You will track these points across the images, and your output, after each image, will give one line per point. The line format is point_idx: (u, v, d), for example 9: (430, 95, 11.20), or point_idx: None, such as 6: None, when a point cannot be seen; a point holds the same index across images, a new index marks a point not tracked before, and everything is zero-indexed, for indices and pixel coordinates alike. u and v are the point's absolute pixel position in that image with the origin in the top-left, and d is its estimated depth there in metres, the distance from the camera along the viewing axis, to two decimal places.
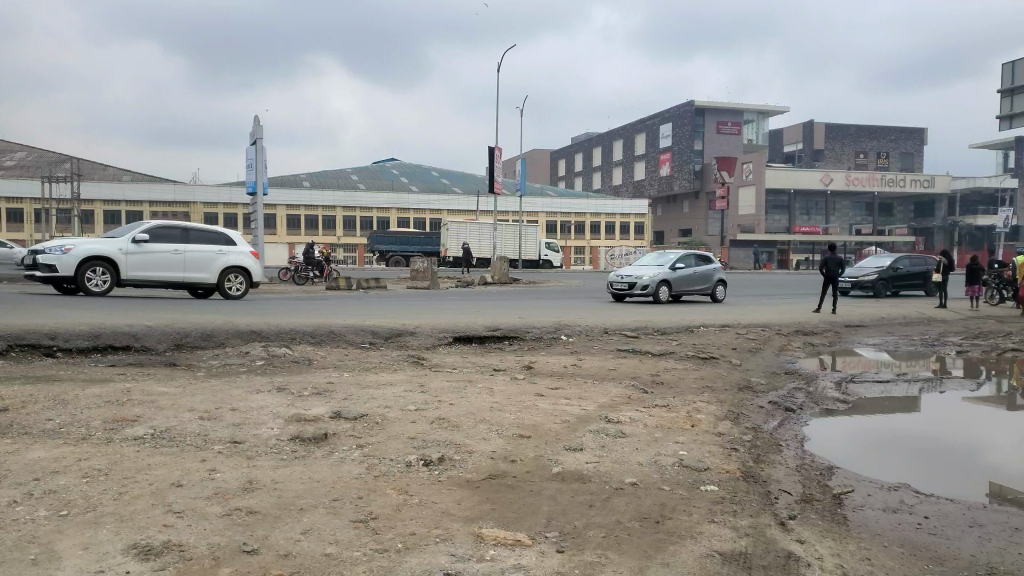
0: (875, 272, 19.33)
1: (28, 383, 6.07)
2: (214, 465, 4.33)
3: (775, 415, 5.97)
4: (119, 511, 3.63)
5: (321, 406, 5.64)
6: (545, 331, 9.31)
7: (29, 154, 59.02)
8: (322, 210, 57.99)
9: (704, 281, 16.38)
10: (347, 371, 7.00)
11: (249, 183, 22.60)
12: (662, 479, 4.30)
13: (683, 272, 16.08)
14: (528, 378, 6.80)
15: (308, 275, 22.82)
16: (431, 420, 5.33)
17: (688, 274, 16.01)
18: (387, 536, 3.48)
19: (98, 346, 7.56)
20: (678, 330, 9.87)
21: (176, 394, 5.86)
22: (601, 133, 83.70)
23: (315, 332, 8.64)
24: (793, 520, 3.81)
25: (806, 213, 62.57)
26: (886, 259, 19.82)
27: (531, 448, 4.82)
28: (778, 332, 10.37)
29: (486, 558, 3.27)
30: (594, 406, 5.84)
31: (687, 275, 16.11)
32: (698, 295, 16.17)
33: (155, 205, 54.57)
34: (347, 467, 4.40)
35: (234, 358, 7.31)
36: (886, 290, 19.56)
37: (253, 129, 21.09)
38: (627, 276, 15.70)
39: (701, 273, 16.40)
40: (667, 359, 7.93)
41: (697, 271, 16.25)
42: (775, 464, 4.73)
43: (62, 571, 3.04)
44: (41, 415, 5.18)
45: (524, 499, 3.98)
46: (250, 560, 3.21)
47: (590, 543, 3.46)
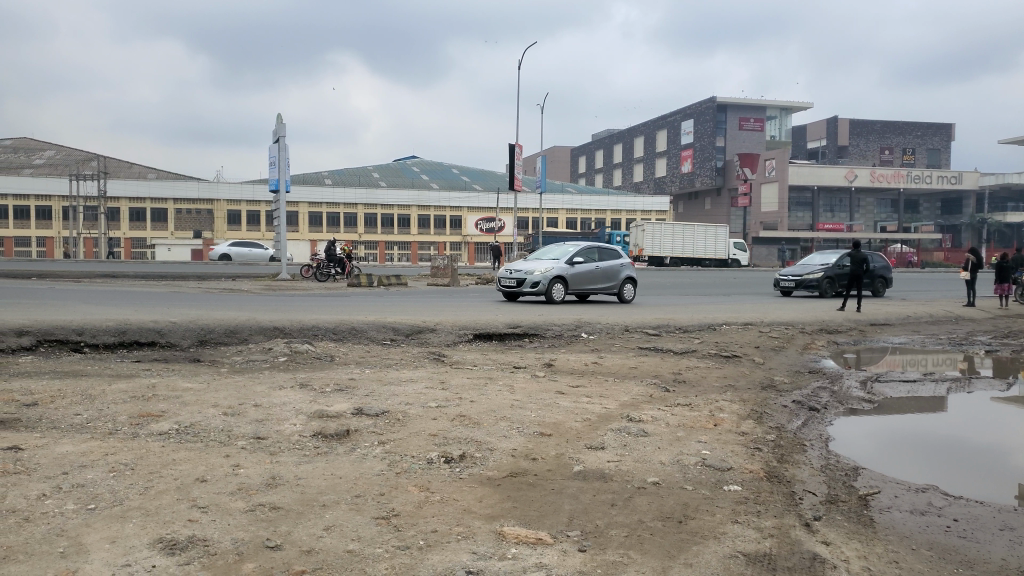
0: (821, 271, 17.75)
1: (56, 377, 6.17)
2: (238, 461, 4.36)
3: (798, 415, 5.91)
4: (145, 506, 3.67)
5: (343, 403, 5.66)
6: (565, 329, 9.28)
7: (58, 153, 60.05)
8: (344, 208, 58.31)
9: (608, 279, 14.71)
10: (369, 368, 7.02)
11: (272, 180, 22.79)
12: (684, 479, 4.27)
13: (581, 270, 14.39)
14: (549, 376, 6.78)
15: (330, 272, 23.01)
16: (452, 418, 5.33)
17: (588, 272, 14.32)
18: (410, 533, 3.48)
19: (124, 342, 7.66)
20: (700, 328, 9.79)
21: (201, 390, 5.91)
22: (622, 131, 83.47)
23: (337, 328, 8.68)
24: (818, 521, 3.76)
25: (830, 211, 61.91)
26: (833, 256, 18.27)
27: (553, 446, 4.80)
28: (803, 331, 10.26)
29: (508, 557, 3.26)
30: (615, 405, 5.81)
31: (589, 274, 14.42)
32: (598, 293, 14.56)
33: (180, 203, 55.24)
34: (369, 463, 4.41)
35: (258, 354, 7.37)
36: (833, 290, 17.96)
37: (276, 127, 21.26)
38: (517, 272, 14.08)
39: (606, 270, 14.68)
40: (689, 358, 7.88)
41: (599, 269, 14.56)
42: (799, 464, 4.68)
43: (89, 565, 3.08)
44: (70, 409, 5.26)
45: (546, 497, 3.97)
46: (274, 556, 3.23)
47: (613, 543, 3.44)
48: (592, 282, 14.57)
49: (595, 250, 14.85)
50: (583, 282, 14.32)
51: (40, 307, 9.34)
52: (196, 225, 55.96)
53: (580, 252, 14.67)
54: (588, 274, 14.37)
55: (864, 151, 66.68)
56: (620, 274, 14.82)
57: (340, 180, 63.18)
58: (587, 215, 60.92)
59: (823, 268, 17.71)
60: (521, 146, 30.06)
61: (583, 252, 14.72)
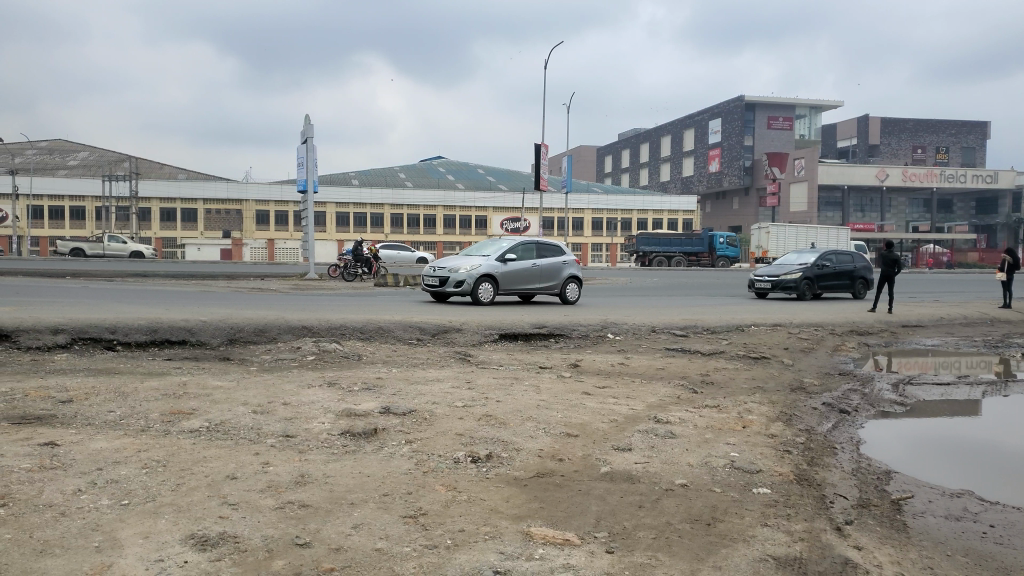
0: (799, 271, 16.59)
1: (91, 375, 6.29)
2: (267, 458, 4.41)
3: (829, 417, 5.84)
4: (176, 502, 3.73)
5: (370, 401, 5.70)
6: (591, 329, 9.26)
7: (92, 155, 61.24)
8: (371, 208, 58.68)
9: (546, 278, 13.77)
10: (395, 367, 7.06)
11: (300, 181, 23.00)
12: (713, 481, 4.24)
13: (514, 269, 13.46)
14: (575, 376, 6.77)
15: (357, 271, 23.21)
16: (478, 417, 5.34)
17: (520, 270, 13.35)
18: (437, 532, 3.49)
19: (156, 340, 7.79)
20: (728, 329, 9.71)
21: (231, 388, 5.99)
22: (648, 131, 83.10)
23: (364, 327, 8.74)
24: (850, 525, 3.72)
25: (860, 210, 61.05)
26: (809, 255, 17.18)
27: (580, 447, 4.79)
28: (832, 332, 10.13)
29: (535, 557, 3.26)
30: (642, 406, 5.79)
31: (523, 273, 13.48)
32: (533, 291, 13.59)
33: (210, 203, 55.98)
34: (396, 462, 4.44)
35: (286, 353, 7.44)
36: (811, 292, 16.87)
37: (304, 129, 21.47)
38: (439, 270, 13.10)
39: (544, 269, 13.74)
40: (716, 359, 7.82)
41: (537, 267, 13.62)
42: (830, 467, 4.62)
43: (124, 559, 3.14)
44: (104, 406, 5.36)
45: (574, 498, 3.97)
46: (303, 553, 3.25)
47: (641, 545, 3.42)
48: (527, 280, 13.63)
49: (535, 246, 13.88)
50: (515, 281, 13.39)
51: (75, 306, 9.52)
52: (225, 225, 56.68)
53: (516, 248, 13.69)
54: (522, 272, 13.43)
55: (896, 150, 65.69)
56: (561, 273, 13.88)
57: (367, 180, 63.63)
58: (613, 215, 60.71)
59: (801, 267, 16.56)
60: (547, 146, 30.03)
61: (518, 249, 13.74)
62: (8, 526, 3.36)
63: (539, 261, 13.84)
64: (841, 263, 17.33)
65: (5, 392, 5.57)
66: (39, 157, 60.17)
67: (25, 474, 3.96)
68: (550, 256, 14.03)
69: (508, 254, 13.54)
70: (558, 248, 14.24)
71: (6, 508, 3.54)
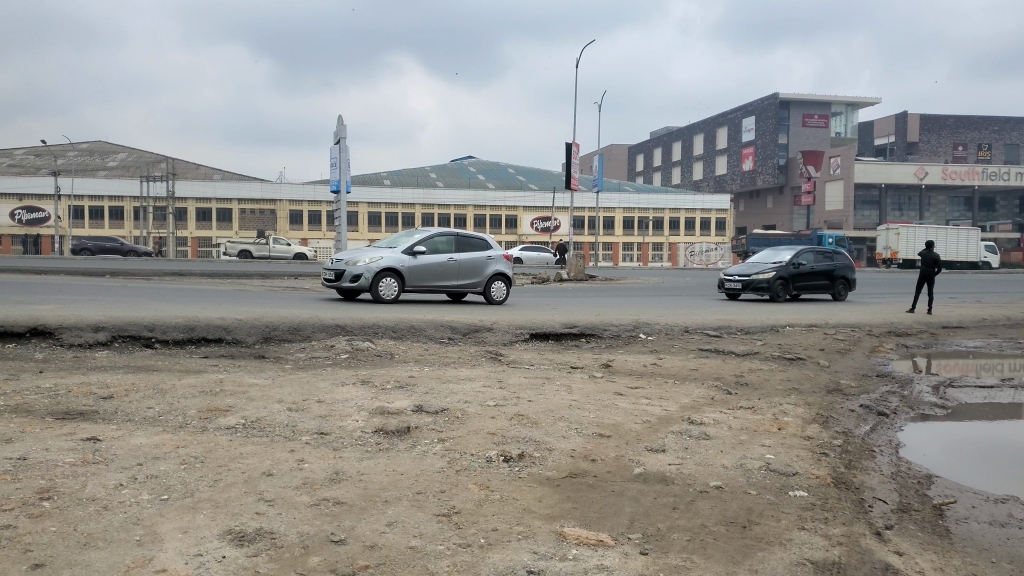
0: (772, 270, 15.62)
1: (130, 372, 6.41)
2: (303, 455, 4.46)
3: (867, 420, 5.74)
4: (214, 497, 3.79)
5: (403, 400, 5.73)
6: (623, 329, 9.21)
7: (131, 156, 62.50)
8: (402, 207, 59.01)
9: (462, 275, 12.92)
10: (428, 366, 7.09)
11: (332, 181, 23.23)
12: (748, 483, 4.19)
13: (425, 264, 12.56)
14: (606, 376, 6.74)
15: None
16: (510, 417, 5.34)
17: (429, 265, 12.48)
18: (471, 531, 3.50)
19: (193, 338, 7.92)
20: (762, 329, 9.60)
21: (266, 386, 6.07)
22: (680, 129, 82.50)
23: (397, 326, 8.80)
24: (890, 530, 3.65)
25: (898, 209, 59.95)
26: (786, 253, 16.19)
27: (613, 447, 4.77)
28: (870, 333, 9.96)
29: (569, 557, 3.25)
30: (676, 407, 5.75)
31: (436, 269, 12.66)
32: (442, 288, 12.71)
33: (244, 203, 56.79)
34: (429, 460, 4.45)
35: (320, 351, 7.51)
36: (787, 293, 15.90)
37: (337, 129, 21.68)
38: (341, 262, 12.20)
39: (463, 265, 12.92)
40: (751, 360, 7.73)
41: (453, 262, 12.77)
42: (868, 471, 4.54)
43: (164, 553, 3.19)
44: (143, 402, 5.46)
45: (607, 499, 3.95)
46: (338, 550, 3.28)
47: (675, 547, 3.40)
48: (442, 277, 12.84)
49: (460, 240, 13.07)
50: (426, 278, 12.61)
51: (114, 304, 9.72)
52: (259, 225, 57.43)
53: (432, 242, 12.88)
54: (435, 268, 12.63)
55: (935, 147, 64.39)
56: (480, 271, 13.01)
57: (398, 180, 64.04)
58: (644, 214, 60.39)
59: (774, 267, 15.59)
60: (578, 146, 29.97)
61: (433, 242, 12.83)
62: (53, 519, 3.44)
63: (458, 256, 12.97)
64: (817, 263, 16.42)
65: (48, 388, 5.70)
66: (80, 159, 61.55)
67: (68, 468, 4.05)
68: (470, 251, 13.15)
69: (419, 247, 12.63)
70: (484, 243, 13.38)
71: (50, 501, 3.62)
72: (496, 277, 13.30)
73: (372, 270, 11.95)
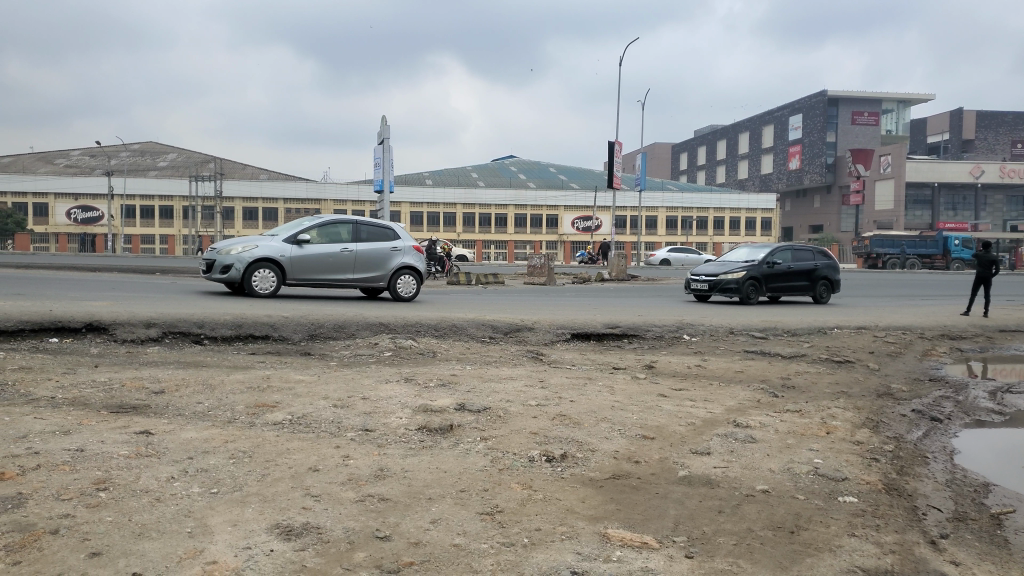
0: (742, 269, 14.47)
1: (180, 367, 6.56)
2: (348, 451, 4.52)
3: (920, 425, 5.59)
4: (262, 492, 3.85)
5: (446, 398, 5.76)
6: (666, 330, 9.13)
7: (180, 157, 64.03)
8: (444, 207, 59.36)
9: (359, 267, 12.02)
10: (470, 365, 7.11)
11: (375, 181, 23.46)
12: (796, 488, 4.12)
13: (311, 254, 11.71)
14: (650, 378, 6.67)
15: (430, 270, 23.54)
16: (552, 417, 5.33)
17: (313, 257, 11.63)
18: (514, 530, 3.50)
19: (240, 335, 8.07)
20: (810, 331, 9.42)
21: (312, 382, 6.16)
22: (724, 128, 81.45)
23: (439, 325, 8.85)
24: (945, 539, 3.55)
25: (951, 209, 58.32)
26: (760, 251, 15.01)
27: (656, 449, 4.73)
28: (922, 336, 9.70)
29: (613, 559, 3.23)
30: (721, 410, 5.67)
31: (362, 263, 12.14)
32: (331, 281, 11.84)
33: (290, 202, 57.74)
34: (472, 459, 4.47)
35: (364, 349, 7.60)
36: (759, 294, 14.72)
37: (381, 130, 21.89)
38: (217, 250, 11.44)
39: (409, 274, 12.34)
40: (797, 362, 7.59)
41: (346, 254, 11.89)
42: (921, 478, 4.42)
43: (214, 545, 3.26)
44: (193, 397, 5.59)
45: (651, 501, 3.91)
46: (383, 546, 3.32)
47: (721, 550, 3.35)
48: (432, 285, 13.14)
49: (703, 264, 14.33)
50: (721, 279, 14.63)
51: (166, 301, 9.97)
52: None
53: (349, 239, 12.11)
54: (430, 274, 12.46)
55: (990, 145, 62.51)
56: (381, 264, 12.09)
57: (440, 179, 64.44)
58: (687, 214, 59.78)
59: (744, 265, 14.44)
60: (621, 145, 29.79)
61: (328, 231, 11.94)
62: (109, 509, 3.54)
63: (358, 247, 12.06)
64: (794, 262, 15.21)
65: (104, 382, 5.87)
66: (133, 159, 63.29)
67: (123, 460, 4.16)
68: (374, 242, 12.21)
69: (308, 237, 11.76)
70: (391, 233, 12.50)
71: (106, 492, 3.73)
72: (402, 272, 12.35)
73: (245, 260, 11.18)
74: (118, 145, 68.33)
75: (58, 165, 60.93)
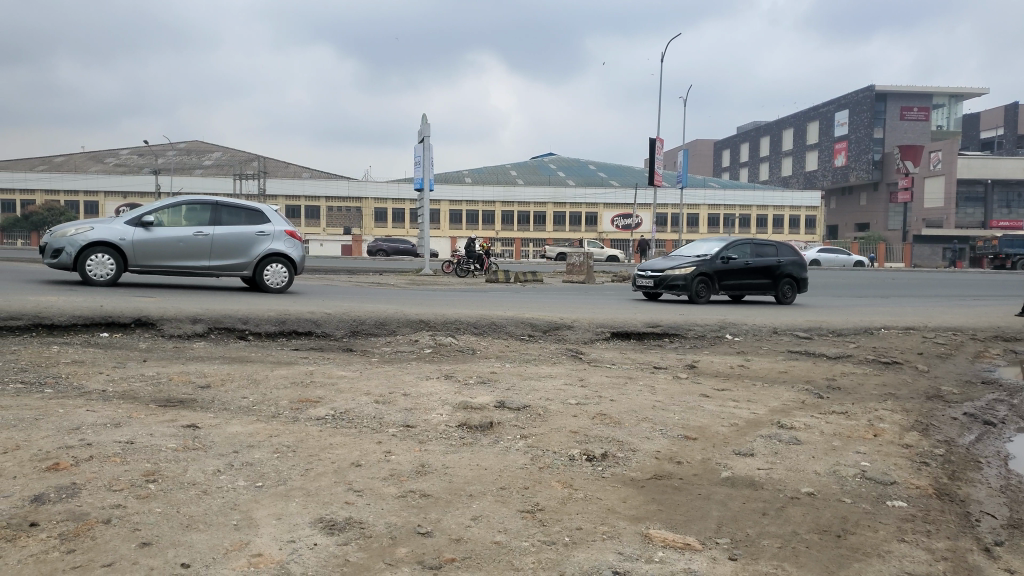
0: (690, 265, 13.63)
1: (226, 362, 6.69)
2: (390, 447, 4.55)
3: (972, 429, 5.43)
4: (306, 486, 3.90)
5: (486, 395, 5.78)
6: (708, 329, 9.02)
7: (225, 156, 65.32)
8: (483, 205, 59.54)
9: (217, 254, 11.57)
10: (509, 363, 7.11)
11: (416, 179, 23.64)
12: (842, 491, 4.04)
13: (158, 239, 11.22)
14: (691, 378, 6.60)
15: (469, 268, 23.65)
16: (592, 416, 5.30)
17: (160, 243, 11.19)
18: (555, 529, 3.49)
19: (284, 331, 8.20)
20: (856, 332, 9.22)
21: (354, 378, 6.22)
22: (767, 125, 80.24)
23: (479, 322, 8.87)
24: (1000, 547, 3.44)
25: (1004, 207, 56.60)
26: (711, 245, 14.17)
27: (698, 450, 4.67)
28: (974, 338, 9.42)
29: (655, 560, 3.20)
30: (764, 411, 5.58)
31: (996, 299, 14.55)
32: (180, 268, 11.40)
33: (331, 200, 58.53)
34: (512, 457, 4.47)
35: (405, 345, 7.65)
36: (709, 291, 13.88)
37: (421, 128, 22.03)
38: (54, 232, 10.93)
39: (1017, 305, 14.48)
40: (843, 363, 7.44)
41: (200, 240, 11.41)
42: (974, 483, 4.30)
43: (259, 538, 3.31)
44: (238, 392, 5.69)
45: (693, 502, 3.87)
46: (425, 542, 3.34)
47: (766, 553, 3.30)
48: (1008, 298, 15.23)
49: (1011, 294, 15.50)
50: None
51: (211, 297, 10.18)
52: (345, 222, 59.08)
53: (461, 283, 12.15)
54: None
55: None
56: (241, 250, 11.62)
57: (479, 177, 64.65)
58: (729, 212, 59.07)
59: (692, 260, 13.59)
60: (661, 141, 29.52)
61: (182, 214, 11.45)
62: (158, 500, 3.62)
63: (218, 233, 11.58)
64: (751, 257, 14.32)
65: (152, 376, 6.02)
66: (179, 158, 64.73)
67: (171, 453, 4.26)
68: (236, 228, 11.73)
69: (156, 220, 11.27)
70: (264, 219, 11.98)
71: (155, 483, 3.82)
72: (266, 261, 11.91)
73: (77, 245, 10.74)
74: (165, 145, 69.97)
75: (108, 164, 62.63)
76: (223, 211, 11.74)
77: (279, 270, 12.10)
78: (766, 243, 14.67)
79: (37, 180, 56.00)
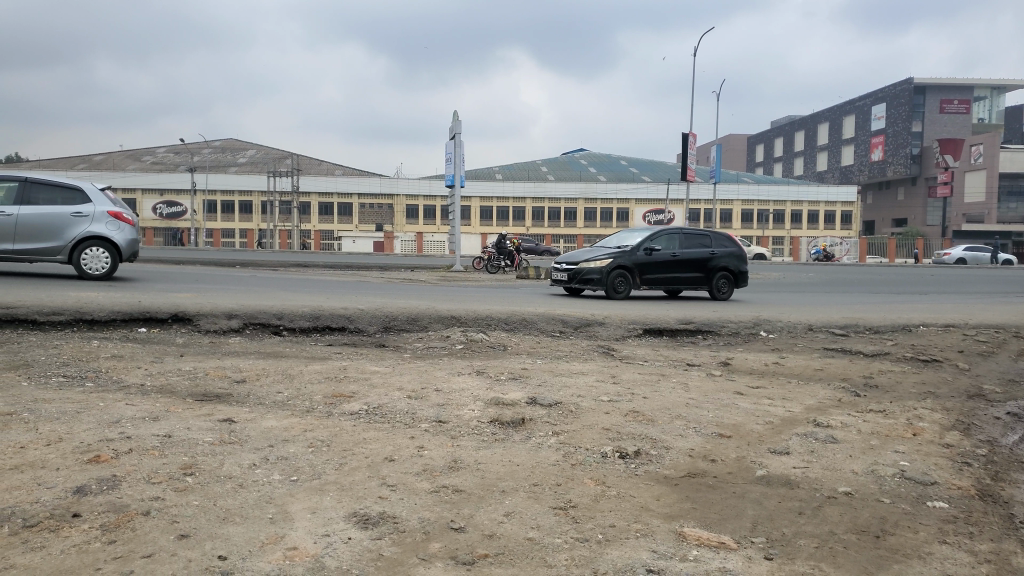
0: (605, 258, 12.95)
1: (262, 357, 6.78)
2: (422, 443, 4.57)
3: (1016, 429, 5.30)
4: (340, 480, 3.94)
5: (517, 391, 5.78)
6: (742, 326, 8.92)
7: (259, 154, 66.21)
8: (513, 202, 59.57)
9: (27, 237, 11.03)
10: (541, 359, 7.10)
11: (447, 176, 23.71)
12: (881, 491, 3.96)
13: None
14: (725, 375, 6.52)
15: (500, 264, 23.69)
16: (625, 413, 5.27)
17: None
18: (588, 526, 3.48)
19: (318, 326, 8.28)
20: (895, 329, 9.05)
21: (386, 374, 6.26)
22: (802, 120, 79.12)
23: (510, 318, 8.88)
24: None
25: None
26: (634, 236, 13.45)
27: (733, 448, 4.62)
28: (1017, 335, 9.19)
29: (690, 558, 3.17)
30: (800, 409, 5.50)
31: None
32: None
33: (363, 197, 59.02)
34: (545, 453, 4.46)
35: (437, 341, 7.68)
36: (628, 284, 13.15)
37: (452, 125, 22.09)
38: None
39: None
40: (881, 361, 7.30)
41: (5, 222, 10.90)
42: (1018, 484, 4.19)
43: (294, 531, 3.35)
44: (273, 387, 5.76)
45: (728, 501, 3.83)
46: (457, 537, 3.34)
47: (802, 554, 3.25)
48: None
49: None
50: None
51: (246, 293, 10.32)
52: (377, 219, 59.57)
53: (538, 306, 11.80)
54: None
55: None
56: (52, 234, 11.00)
57: (509, 174, 64.69)
58: (763, 207, 58.37)
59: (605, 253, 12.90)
60: (695, 136, 29.26)
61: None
62: (195, 494, 3.67)
63: (26, 214, 11.03)
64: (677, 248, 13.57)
65: (189, 371, 6.12)
66: (214, 156, 65.73)
67: (207, 447, 4.32)
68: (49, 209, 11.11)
69: None
70: (83, 196, 11.25)
71: (192, 477, 3.87)
72: (82, 243, 11.24)
73: None
74: (201, 143, 71.12)
75: (146, 163, 63.85)
76: (34, 188, 11.16)
77: (99, 255, 11.55)
78: (700, 235, 14.10)
79: (77, 178, 57.28)
